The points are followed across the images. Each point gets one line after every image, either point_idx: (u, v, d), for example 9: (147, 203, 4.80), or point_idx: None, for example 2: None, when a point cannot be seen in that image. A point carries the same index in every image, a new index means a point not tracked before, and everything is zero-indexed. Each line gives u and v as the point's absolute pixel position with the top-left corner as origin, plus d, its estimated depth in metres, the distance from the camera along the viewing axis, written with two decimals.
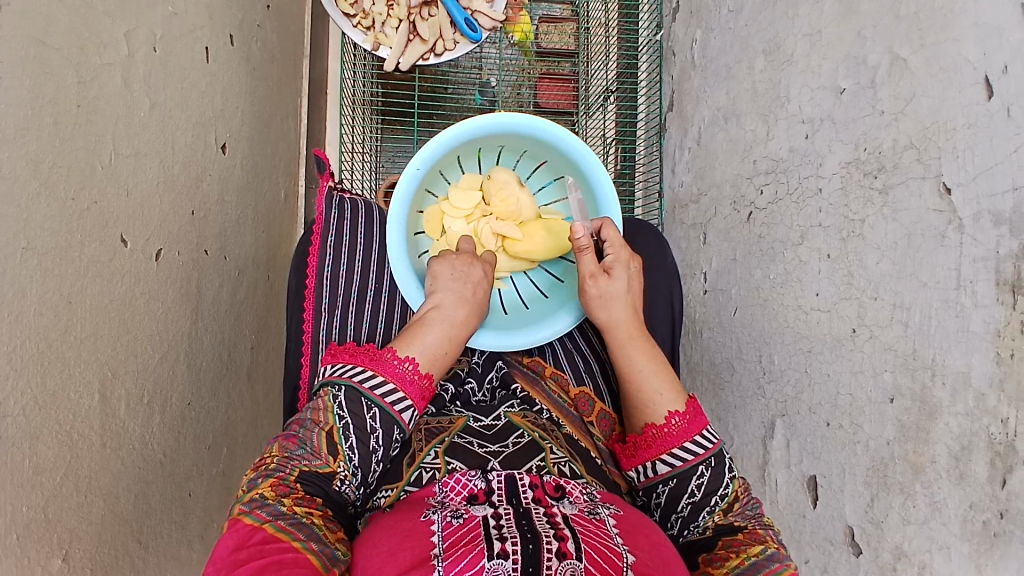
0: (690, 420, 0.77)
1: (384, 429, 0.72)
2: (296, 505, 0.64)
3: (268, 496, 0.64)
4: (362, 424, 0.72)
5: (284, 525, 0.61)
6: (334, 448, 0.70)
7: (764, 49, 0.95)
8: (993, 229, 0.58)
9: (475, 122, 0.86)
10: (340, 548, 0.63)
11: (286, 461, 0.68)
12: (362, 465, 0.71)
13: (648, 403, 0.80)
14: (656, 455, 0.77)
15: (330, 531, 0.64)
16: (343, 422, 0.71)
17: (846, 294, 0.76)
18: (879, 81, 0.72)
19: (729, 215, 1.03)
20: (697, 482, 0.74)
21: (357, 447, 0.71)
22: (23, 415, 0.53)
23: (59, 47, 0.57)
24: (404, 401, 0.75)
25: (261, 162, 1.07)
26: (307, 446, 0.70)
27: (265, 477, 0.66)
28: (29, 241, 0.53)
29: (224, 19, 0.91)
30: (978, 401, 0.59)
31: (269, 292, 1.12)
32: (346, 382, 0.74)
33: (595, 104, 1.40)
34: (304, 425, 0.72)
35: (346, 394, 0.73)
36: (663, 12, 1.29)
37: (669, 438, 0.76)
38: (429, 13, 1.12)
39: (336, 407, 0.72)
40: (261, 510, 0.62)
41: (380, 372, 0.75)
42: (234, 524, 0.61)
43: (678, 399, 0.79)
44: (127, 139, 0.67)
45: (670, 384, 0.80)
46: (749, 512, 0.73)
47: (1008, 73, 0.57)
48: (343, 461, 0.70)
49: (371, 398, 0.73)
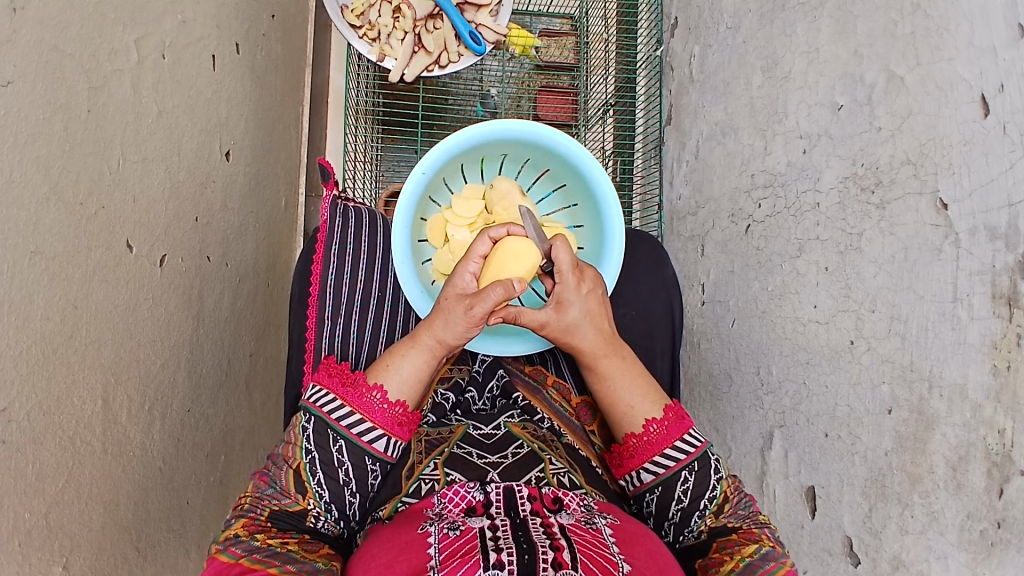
0: (670, 426, 0.77)
1: (353, 460, 0.73)
2: (270, 537, 0.64)
3: (241, 534, 0.64)
4: (329, 459, 0.72)
5: (260, 557, 0.61)
6: (303, 485, 0.71)
7: (761, 65, 0.96)
8: (989, 244, 0.59)
9: (481, 129, 0.88)
10: (323, 561, 0.63)
11: (257, 500, 0.68)
12: (335, 498, 0.72)
13: (625, 417, 0.80)
14: (639, 465, 0.77)
15: (309, 551, 0.64)
16: (310, 457, 0.72)
17: (844, 306, 0.77)
18: (876, 98, 0.73)
19: (727, 227, 1.04)
20: (683, 488, 0.74)
21: (327, 482, 0.72)
22: (28, 419, 0.52)
23: (72, 52, 0.57)
24: (372, 430, 0.74)
25: (262, 170, 1.08)
26: (277, 484, 0.70)
27: (238, 518, 0.66)
28: (38, 245, 0.53)
29: (231, 28, 0.92)
30: (975, 412, 0.60)
31: (268, 300, 1.12)
32: (315, 413, 0.74)
33: (593, 117, 1.42)
34: (274, 463, 0.73)
35: (315, 425, 0.73)
36: (662, 28, 1.31)
37: (650, 447, 0.77)
38: (434, 25, 1.13)
39: (304, 440, 0.73)
40: (235, 546, 0.62)
41: (348, 402, 0.74)
42: (210, 563, 0.61)
43: (656, 406, 0.80)
44: (135, 145, 0.67)
45: (643, 392, 0.81)
46: (741, 512, 0.73)
47: (1004, 91, 0.58)
48: (314, 498, 0.71)
49: (338, 429, 0.73)
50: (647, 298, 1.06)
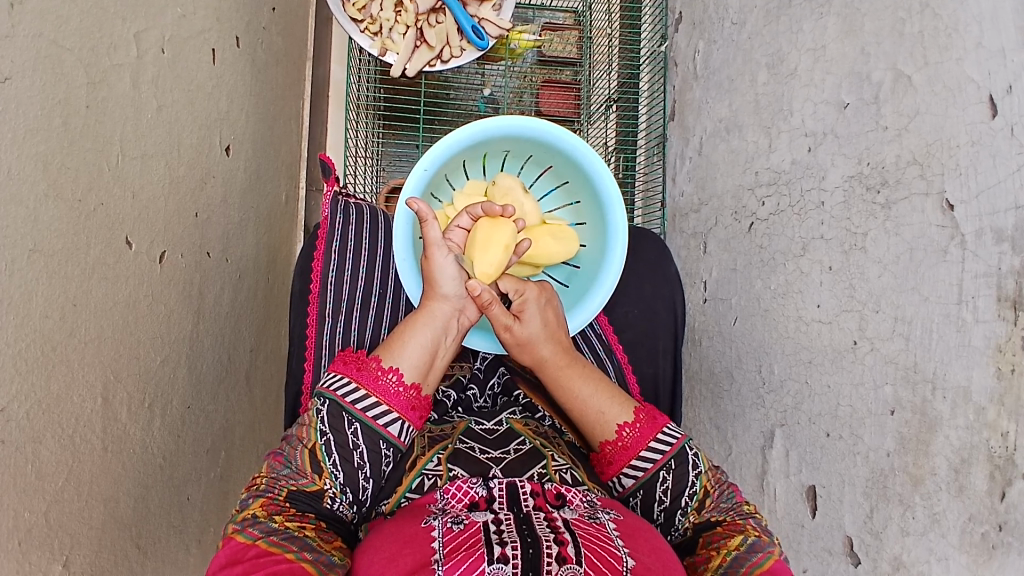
0: (643, 427, 0.77)
1: (367, 444, 0.71)
2: (288, 521, 0.64)
3: (260, 514, 0.64)
4: (344, 440, 0.70)
5: (277, 539, 0.62)
6: (319, 465, 0.70)
7: (766, 62, 0.96)
8: (995, 246, 0.59)
9: (483, 125, 0.87)
10: (337, 554, 0.63)
11: (274, 480, 0.68)
12: (349, 481, 0.70)
13: (597, 423, 0.79)
14: (619, 470, 0.76)
15: (325, 540, 0.64)
16: (325, 439, 0.70)
17: (847, 306, 0.76)
18: (882, 97, 0.73)
19: (730, 225, 1.04)
20: (663, 487, 0.74)
21: (342, 464, 0.70)
22: (27, 418, 0.52)
23: (71, 47, 0.56)
24: (388, 415, 0.72)
25: (263, 165, 1.07)
26: (293, 464, 0.70)
27: (256, 497, 0.66)
28: (37, 244, 0.53)
29: (231, 21, 0.91)
30: (978, 414, 0.59)
31: (268, 295, 1.12)
32: (329, 396, 0.72)
33: (596, 113, 1.41)
34: (290, 442, 0.71)
35: (329, 408, 0.71)
36: (666, 23, 1.30)
37: (626, 451, 0.76)
38: (437, 19, 1.12)
39: (319, 421, 0.71)
40: (253, 528, 0.62)
41: (363, 385, 0.72)
42: (227, 542, 0.61)
43: (626, 409, 0.79)
44: (135, 141, 0.67)
45: (610, 396, 0.80)
46: (724, 504, 0.73)
47: (1012, 92, 0.58)
48: (330, 478, 0.69)
49: (353, 412, 0.71)
50: (650, 295, 1.06)
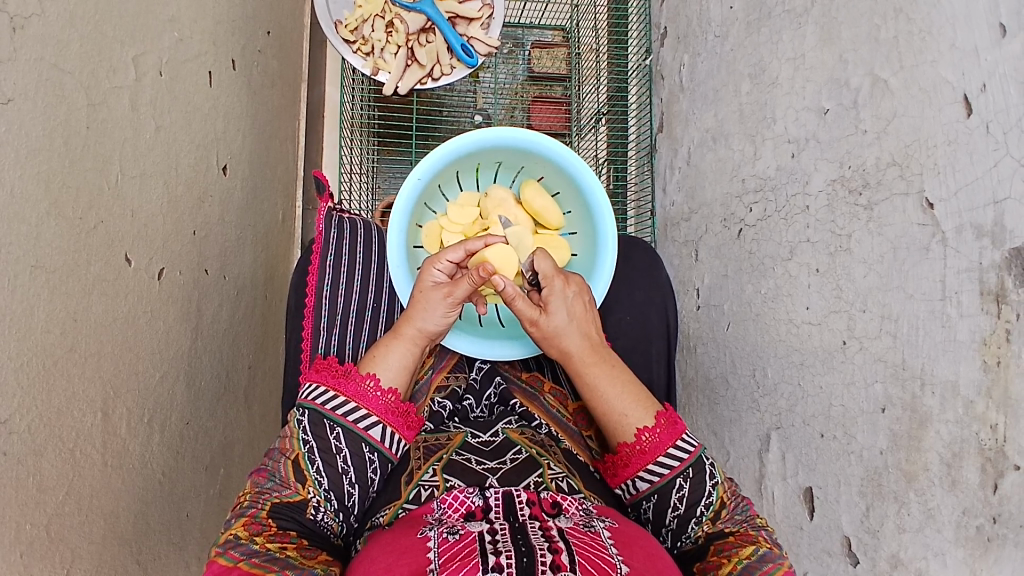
0: (662, 432, 0.76)
1: (351, 448, 0.74)
2: (269, 541, 0.63)
3: (241, 536, 0.63)
4: (327, 446, 0.73)
5: (258, 561, 0.60)
6: (302, 474, 0.71)
7: (749, 72, 0.98)
8: (975, 241, 0.60)
9: (474, 136, 0.89)
10: (321, 567, 0.62)
11: (257, 496, 0.68)
12: (333, 487, 0.72)
13: (618, 424, 0.79)
14: (633, 474, 0.76)
15: (308, 557, 0.63)
16: (308, 447, 0.72)
17: (835, 307, 0.78)
18: (862, 102, 0.75)
19: (720, 232, 1.06)
20: (679, 495, 0.73)
21: (325, 470, 0.72)
22: (29, 432, 0.53)
23: (71, 70, 0.58)
24: (369, 419, 0.75)
25: (260, 185, 1.09)
26: (276, 477, 0.70)
27: (237, 518, 0.65)
28: (39, 260, 0.54)
29: (227, 45, 0.93)
30: (968, 407, 0.60)
31: (265, 312, 1.13)
32: (309, 405, 0.75)
33: (586, 126, 1.45)
34: (272, 457, 0.73)
35: (311, 417, 0.74)
36: (651, 38, 1.34)
37: (643, 455, 0.76)
38: (427, 39, 1.17)
39: (301, 431, 0.73)
40: (234, 550, 0.61)
41: (343, 393, 0.75)
42: (208, 566, 0.59)
43: (649, 412, 0.79)
44: (134, 161, 0.68)
45: (635, 400, 0.80)
46: (738, 516, 0.72)
47: (986, 91, 0.60)
48: (313, 486, 0.71)
49: (334, 418, 0.74)
50: (642, 304, 1.07)
